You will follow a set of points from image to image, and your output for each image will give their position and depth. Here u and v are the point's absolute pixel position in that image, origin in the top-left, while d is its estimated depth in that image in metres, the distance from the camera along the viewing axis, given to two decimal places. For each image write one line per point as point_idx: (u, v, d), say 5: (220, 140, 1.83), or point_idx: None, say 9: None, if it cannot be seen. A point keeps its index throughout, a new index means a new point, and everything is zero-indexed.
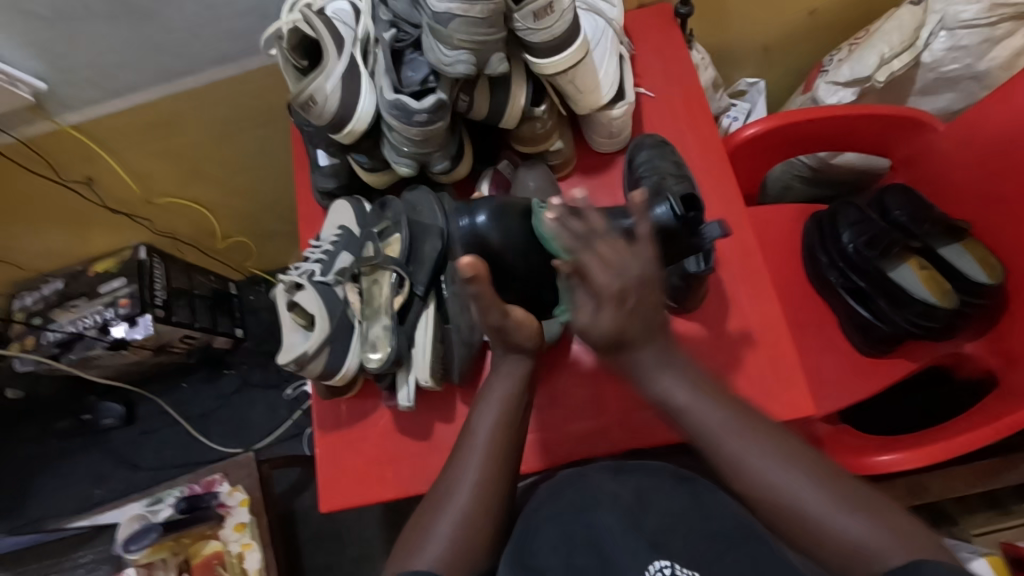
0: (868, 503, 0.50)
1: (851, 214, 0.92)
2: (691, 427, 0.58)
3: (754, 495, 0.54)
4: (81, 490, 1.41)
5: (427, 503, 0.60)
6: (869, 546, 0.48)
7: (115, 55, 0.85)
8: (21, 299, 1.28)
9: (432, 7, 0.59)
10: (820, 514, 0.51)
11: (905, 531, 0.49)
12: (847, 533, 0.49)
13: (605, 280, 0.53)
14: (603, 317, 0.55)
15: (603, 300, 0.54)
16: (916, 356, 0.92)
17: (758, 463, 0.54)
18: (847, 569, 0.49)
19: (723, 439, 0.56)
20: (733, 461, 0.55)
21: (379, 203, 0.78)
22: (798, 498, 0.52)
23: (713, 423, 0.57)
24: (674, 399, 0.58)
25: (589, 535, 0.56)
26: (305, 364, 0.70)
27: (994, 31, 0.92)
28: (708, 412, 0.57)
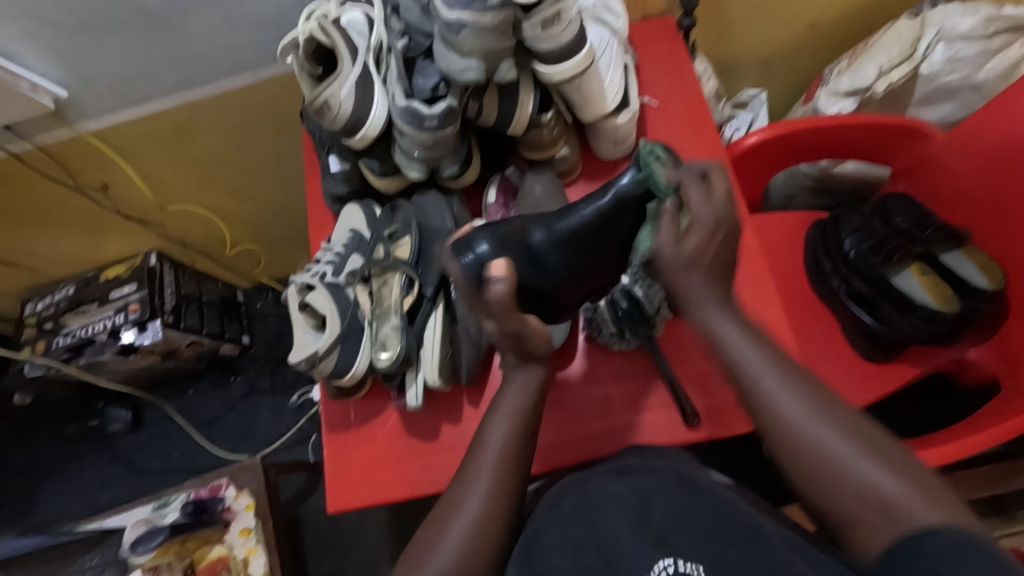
0: (901, 460, 0.48)
1: (854, 220, 0.94)
2: (728, 360, 0.56)
3: (780, 436, 0.52)
4: (86, 496, 1.42)
5: (439, 508, 0.60)
6: (891, 497, 0.46)
7: (135, 64, 0.88)
8: (34, 304, 1.30)
9: (444, 16, 0.61)
10: (851, 461, 0.49)
11: (936, 493, 0.46)
12: (872, 483, 0.47)
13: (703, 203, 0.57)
14: (686, 241, 0.58)
15: (696, 226, 0.57)
16: (923, 363, 0.92)
17: (792, 408, 0.52)
18: (867, 518, 0.47)
19: (759, 373, 0.54)
20: (764, 398, 0.54)
21: (391, 208, 0.81)
22: (823, 443, 0.50)
23: (756, 362, 0.55)
24: (720, 332, 0.57)
25: (594, 536, 0.56)
26: (317, 363, 0.72)
27: (991, 43, 0.95)
28: (750, 350, 0.56)
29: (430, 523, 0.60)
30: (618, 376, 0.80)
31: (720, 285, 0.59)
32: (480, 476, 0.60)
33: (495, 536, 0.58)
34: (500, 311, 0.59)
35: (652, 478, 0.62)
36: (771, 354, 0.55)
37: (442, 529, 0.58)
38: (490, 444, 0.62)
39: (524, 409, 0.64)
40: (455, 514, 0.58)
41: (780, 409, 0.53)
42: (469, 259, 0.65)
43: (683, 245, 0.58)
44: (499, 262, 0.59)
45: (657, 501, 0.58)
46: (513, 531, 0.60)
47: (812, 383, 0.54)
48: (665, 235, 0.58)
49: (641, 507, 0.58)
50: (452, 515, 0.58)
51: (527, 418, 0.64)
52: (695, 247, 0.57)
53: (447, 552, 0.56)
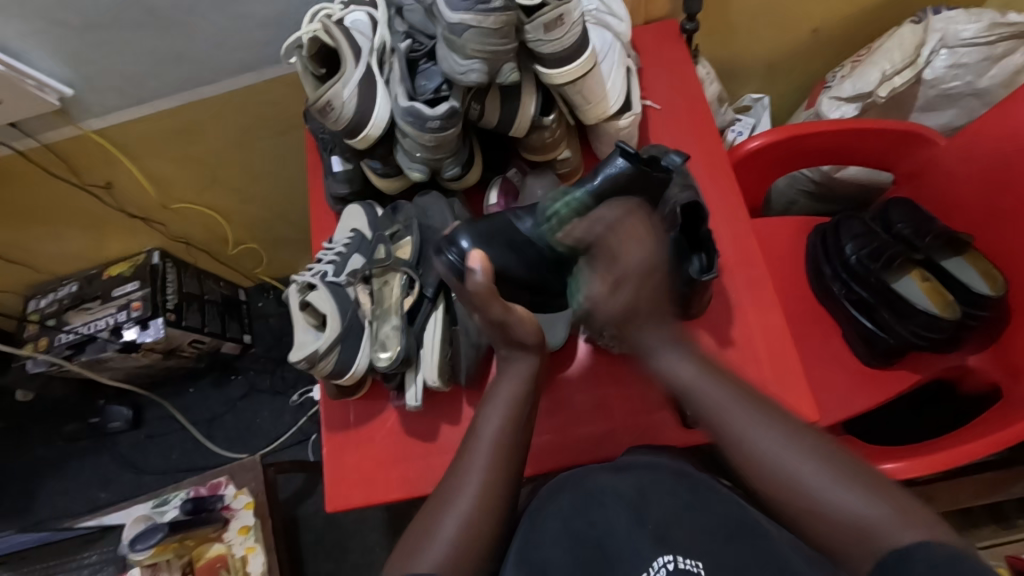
0: (872, 482, 0.50)
1: (854, 227, 0.94)
2: (698, 402, 0.59)
3: (757, 475, 0.54)
4: (86, 493, 1.42)
5: (434, 500, 0.61)
6: (874, 522, 0.48)
7: (140, 64, 0.89)
8: (37, 301, 1.30)
9: (447, 18, 0.61)
10: (825, 490, 0.51)
11: (911, 512, 0.48)
12: (847, 508, 0.50)
13: (630, 255, 0.60)
14: (618, 295, 0.61)
15: (624, 279, 0.61)
16: (920, 369, 0.93)
17: (766, 443, 0.55)
18: (847, 543, 0.49)
19: (728, 415, 0.57)
20: (736, 437, 0.56)
21: (392, 208, 0.81)
22: (800, 471, 0.53)
23: (723, 407, 0.58)
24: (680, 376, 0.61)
25: (593, 534, 0.56)
26: (317, 363, 0.71)
27: (993, 50, 0.96)
28: (712, 389, 0.59)
29: (422, 514, 0.60)
30: (616, 378, 0.80)
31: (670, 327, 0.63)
32: (473, 470, 0.60)
33: (491, 532, 0.58)
34: (478, 298, 0.62)
35: (650, 474, 0.62)
36: (735, 395, 0.58)
37: (438, 521, 0.58)
38: (484, 440, 0.63)
39: (519, 401, 0.65)
40: (449, 508, 0.59)
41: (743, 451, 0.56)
42: (451, 258, 0.69)
43: (619, 296, 0.61)
44: (477, 253, 0.63)
45: (655, 497, 0.58)
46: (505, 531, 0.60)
47: (783, 415, 0.57)
48: (599, 290, 0.62)
49: (638, 506, 0.57)
50: (445, 511, 0.59)
51: (521, 411, 0.65)
52: (629, 296, 0.61)
53: (442, 543, 0.56)
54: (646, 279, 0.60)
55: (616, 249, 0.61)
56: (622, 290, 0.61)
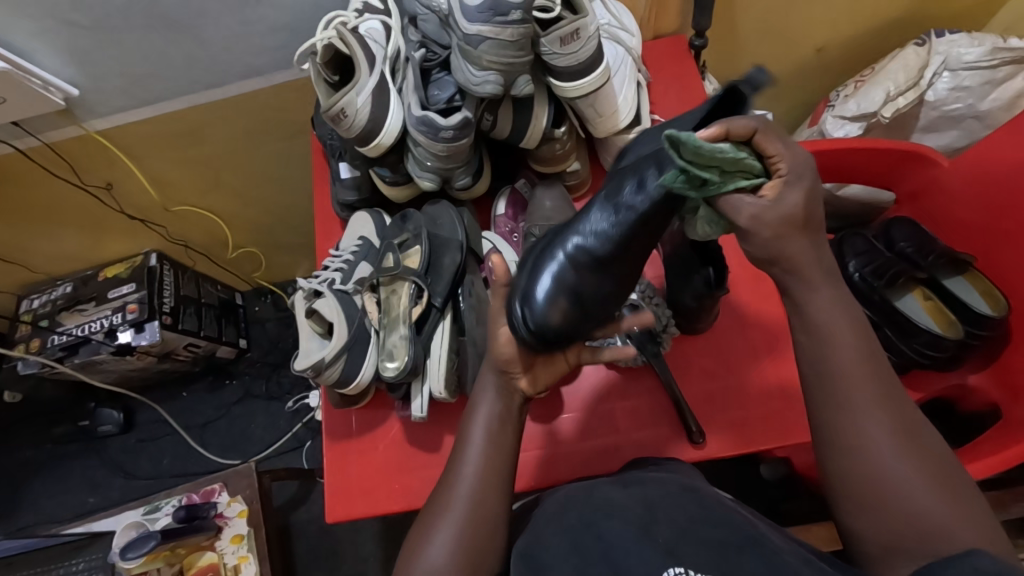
0: (959, 492, 0.49)
1: (858, 244, 0.94)
2: (819, 362, 0.53)
3: (848, 444, 0.52)
4: (74, 498, 1.40)
5: (431, 507, 0.59)
6: (948, 528, 0.48)
7: (148, 66, 0.88)
8: (31, 301, 1.28)
9: (464, 29, 0.61)
10: (911, 488, 0.49)
11: (987, 529, 0.48)
12: (929, 511, 0.48)
13: (795, 157, 0.51)
14: (781, 199, 0.50)
15: (788, 184, 0.50)
16: (924, 388, 0.93)
17: (870, 419, 0.51)
18: (913, 539, 0.48)
19: (851, 385, 0.52)
20: (846, 400, 0.52)
21: (400, 216, 0.81)
22: (890, 456, 0.50)
23: (847, 374, 0.52)
24: (815, 320, 0.53)
25: (600, 547, 0.53)
26: (322, 371, 0.70)
27: (995, 74, 0.97)
28: (843, 354, 0.53)
29: (420, 524, 0.59)
30: (620, 392, 0.80)
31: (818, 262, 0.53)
32: (469, 477, 0.58)
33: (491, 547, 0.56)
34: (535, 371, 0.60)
35: (658, 488, 0.59)
36: (866, 360, 0.53)
37: (428, 535, 0.57)
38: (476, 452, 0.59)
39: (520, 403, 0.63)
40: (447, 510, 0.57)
41: (852, 421, 0.52)
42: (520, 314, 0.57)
43: (786, 205, 0.50)
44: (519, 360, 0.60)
45: (663, 511, 0.56)
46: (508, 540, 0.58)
47: (895, 399, 0.53)
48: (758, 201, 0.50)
49: (646, 520, 0.54)
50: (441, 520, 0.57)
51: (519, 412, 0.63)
52: (797, 208, 0.51)
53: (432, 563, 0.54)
54: (813, 189, 0.51)
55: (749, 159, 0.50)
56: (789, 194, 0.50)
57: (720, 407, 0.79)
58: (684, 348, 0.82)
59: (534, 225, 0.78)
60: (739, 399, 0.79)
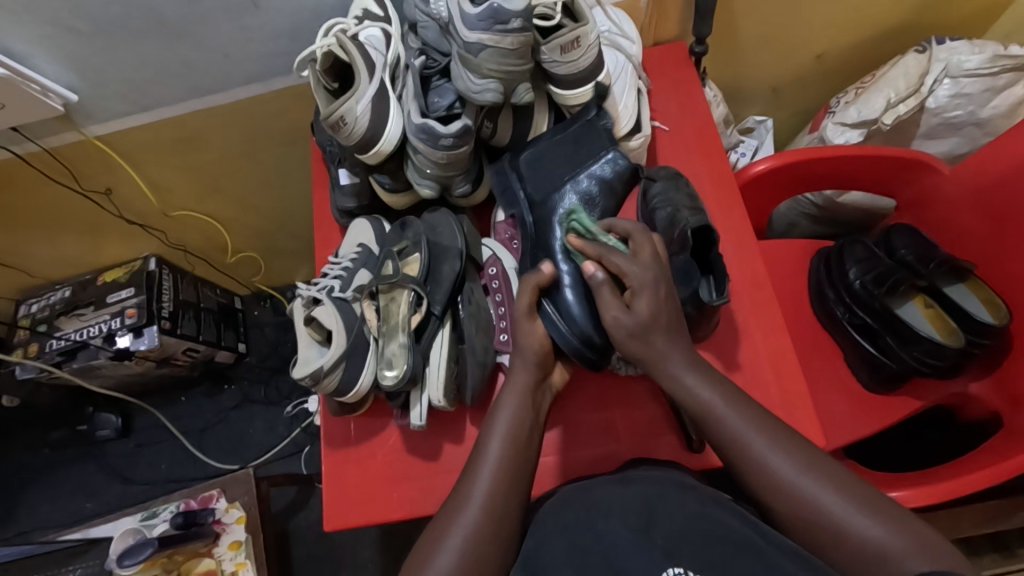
0: (891, 511, 0.52)
1: (858, 251, 0.94)
2: (717, 430, 0.59)
3: (774, 498, 0.55)
4: (71, 503, 1.39)
5: (439, 519, 0.58)
6: (888, 546, 0.49)
7: (147, 72, 0.88)
8: (29, 305, 1.28)
9: (464, 37, 0.61)
10: (844, 517, 0.52)
11: (930, 542, 0.49)
12: (867, 536, 0.50)
13: (631, 270, 0.63)
14: (636, 308, 0.62)
15: (639, 288, 0.62)
16: (923, 396, 0.93)
17: (784, 470, 0.55)
18: (865, 570, 0.50)
19: (751, 439, 0.58)
20: (755, 459, 0.57)
21: (400, 224, 0.81)
22: (818, 500, 0.53)
23: (743, 429, 0.58)
24: (699, 397, 0.61)
25: (598, 547, 0.53)
26: (320, 379, 0.70)
27: (996, 81, 0.97)
28: (733, 415, 0.59)
29: (430, 532, 0.57)
30: (621, 400, 0.80)
31: (676, 337, 0.64)
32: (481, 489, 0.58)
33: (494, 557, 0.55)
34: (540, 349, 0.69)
35: (654, 484, 0.59)
36: (757, 418, 0.59)
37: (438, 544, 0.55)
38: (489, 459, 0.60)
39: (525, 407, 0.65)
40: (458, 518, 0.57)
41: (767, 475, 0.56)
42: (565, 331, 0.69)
43: (637, 310, 0.62)
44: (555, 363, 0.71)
45: (661, 509, 0.55)
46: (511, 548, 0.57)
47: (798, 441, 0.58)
48: (614, 307, 0.63)
49: (644, 519, 0.54)
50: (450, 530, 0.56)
51: (528, 418, 0.64)
52: (648, 311, 0.62)
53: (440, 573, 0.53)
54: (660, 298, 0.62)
55: (616, 268, 0.64)
56: (641, 298, 0.62)
57: None
58: None
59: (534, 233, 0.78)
60: None
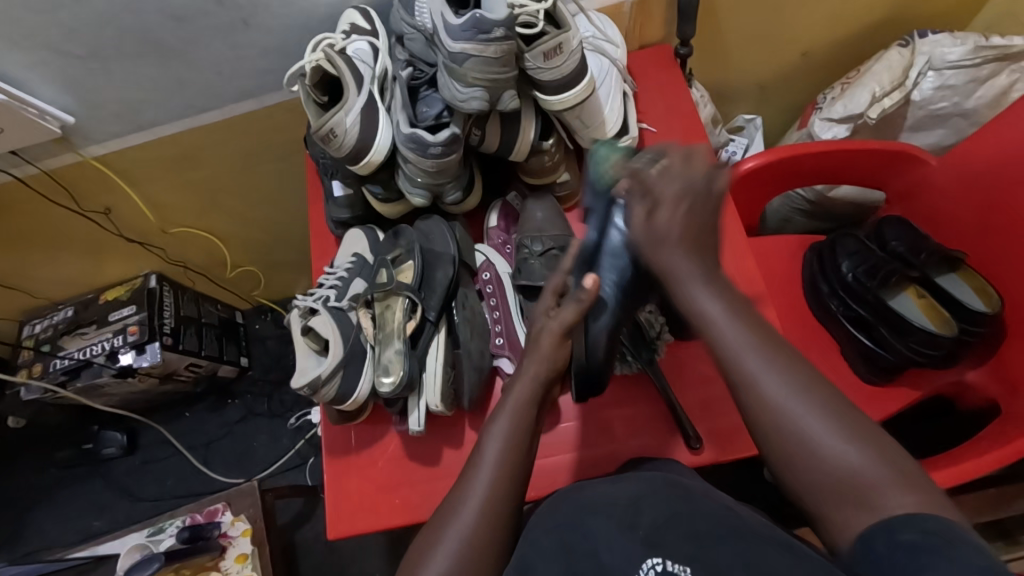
0: (883, 447, 0.47)
1: (850, 244, 0.95)
2: (712, 339, 0.54)
3: (761, 410, 0.51)
4: (79, 521, 1.40)
5: (429, 527, 0.58)
6: (869, 479, 0.46)
7: (142, 92, 0.90)
8: (32, 326, 1.29)
9: (448, 48, 0.62)
10: (830, 444, 0.48)
11: (915, 480, 0.45)
12: (846, 462, 0.47)
13: (661, 181, 0.58)
14: (657, 221, 0.57)
15: (661, 201, 0.57)
16: (920, 386, 0.94)
17: (779, 392, 0.51)
18: (837, 490, 0.47)
19: (744, 357, 0.52)
20: (749, 376, 0.52)
21: (393, 232, 0.82)
22: (806, 426, 0.49)
23: (741, 343, 0.53)
24: (703, 308, 0.55)
25: (586, 544, 0.52)
26: (319, 389, 0.71)
27: (979, 72, 0.98)
28: (733, 329, 0.53)
29: (422, 538, 0.57)
30: (618, 400, 0.81)
31: (704, 257, 0.57)
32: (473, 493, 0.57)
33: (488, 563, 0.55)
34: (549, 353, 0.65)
35: (642, 481, 0.59)
36: (756, 336, 0.53)
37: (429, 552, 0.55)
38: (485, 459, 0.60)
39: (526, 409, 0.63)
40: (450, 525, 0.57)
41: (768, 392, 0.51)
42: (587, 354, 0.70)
43: (658, 214, 0.57)
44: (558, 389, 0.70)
45: (647, 501, 0.55)
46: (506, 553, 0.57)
47: (800, 362, 0.52)
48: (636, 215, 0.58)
49: (631, 514, 0.54)
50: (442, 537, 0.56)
51: (527, 425, 0.62)
52: (675, 226, 0.56)
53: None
54: (692, 202, 0.57)
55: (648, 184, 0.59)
56: (667, 213, 0.57)
57: (718, 411, 0.79)
58: (680, 351, 0.83)
59: (526, 237, 0.79)
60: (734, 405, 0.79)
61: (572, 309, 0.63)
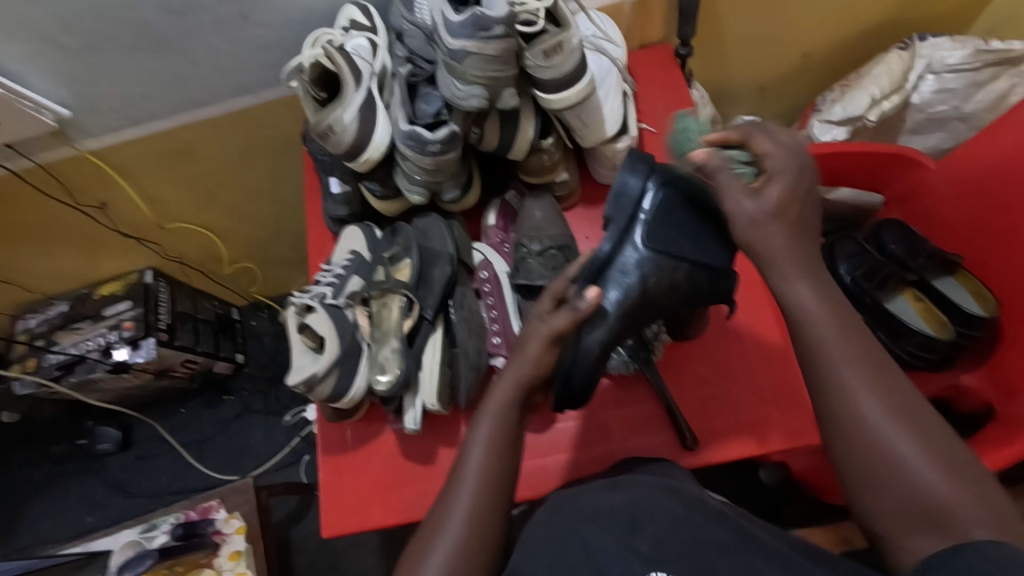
0: (972, 478, 0.44)
1: (849, 247, 0.93)
2: (808, 345, 0.50)
3: (846, 419, 0.48)
4: (72, 517, 1.39)
5: (420, 534, 0.56)
6: (952, 507, 0.43)
7: (139, 86, 0.89)
8: (26, 320, 1.29)
9: (448, 45, 0.62)
10: (913, 465, 0.45)
11: (1001, 514, 0.43)
12: (931, 489, 0.44)
13: (772, 155, 0.53)
14: (765, 194, 0.52)
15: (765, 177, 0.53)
16: (916, 387, 0.92)
17: (870, 404, 0.47)
18: (913, 516, 0.45)
19: (839, 363, 0.49)
20: (840, 383, 0.49)
21: (391, 230, 0.82)
22: (891, 441, 0.46)
23: (842, 354, 0.49)
24: (803, 309, 0.51)
25: (584, 552, 0.52)
26: (314, 386, 0.70)
27: (978, 75, 0.98)
28: (832, 338, 0.50)
29: (414, 545, 0.56)
30: (615, 401, 0.80)
31: (805, 250, 0.53)
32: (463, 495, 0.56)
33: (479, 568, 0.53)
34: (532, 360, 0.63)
35: (644, 490, 0.58)
36: (857, 345, 0.50)
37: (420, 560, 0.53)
38: (472, 462, 0.59)
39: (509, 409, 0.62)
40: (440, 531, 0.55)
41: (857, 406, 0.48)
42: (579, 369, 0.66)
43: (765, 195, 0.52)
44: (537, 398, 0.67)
45: (646, 511, 0.55)
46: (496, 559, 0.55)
47: (895, 379, 0.49)
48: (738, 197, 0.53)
49: (631, 523, 0.53)
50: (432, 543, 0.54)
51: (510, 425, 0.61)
52: (779, 204, 0.52)
53: None
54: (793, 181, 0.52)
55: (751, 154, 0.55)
56: (772, 187, 0.52)
57: (713, 413, 0.79)
58: (677, 352, 0.82)
59: (524, 236, 0.80)
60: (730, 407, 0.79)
61: (564, 317, 0.62)
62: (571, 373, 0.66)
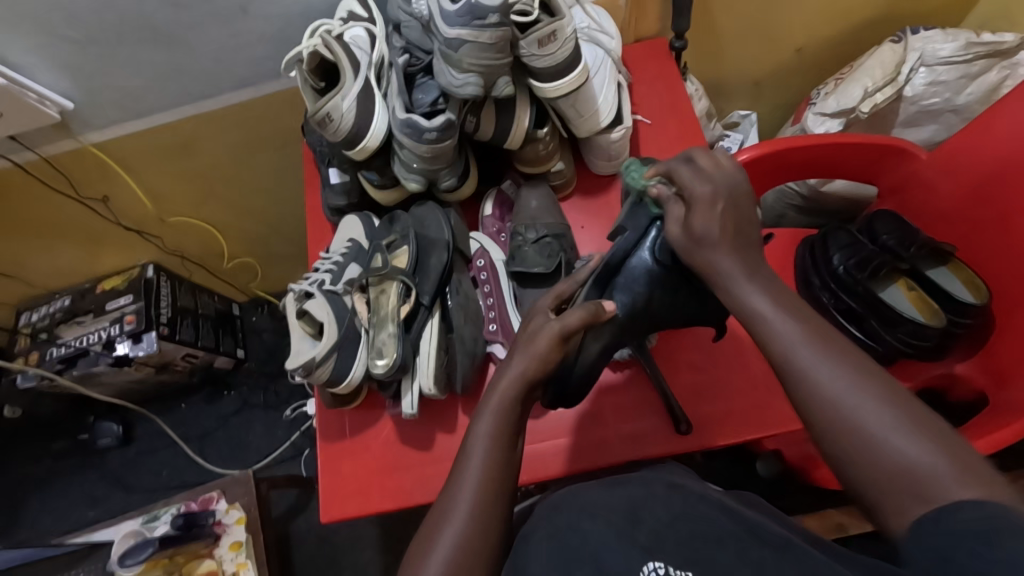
0: (944, 437, 0.41)
1: (842, 238, 0.96)
2: (764, 333, 0.50)
3: (807, 405, 0.46)
4: (74, 512, 1.40)
5: (426, 524, 0.55)
6: (927, 470, 0.40)
7: (141, 79, 0.90)
8: (29, 315, 1.30)
9: (444, 33, 0.63)
10: (880, 435, 0.42)
11: (978, 469, 0.39)
12: (901, 457, 0.41)
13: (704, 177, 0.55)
14: (695, 221, 0.55)
15: (694, 206, 0.55)
16: (910, 377, 0.95)
17: (827, 379, 0.46)
18: (893, 487, 0.41)
19: (795, 346, 0.48)
20: (798, 372, 0.47)
21: (389, 218, 0.83)
22: (858, 416, 0.43)
23: (793, 335, 0.48)
24: (751, 306, 0.52)
25: (585, 548, 0.52)
26: (313, 370, 0.71)
27: (970, 68, 1.00)
28: (785, 324, 0.49)
29: (420, 538, 0.54)
30: (612, 388, 0.82)
31: (748, 255, 0.54)
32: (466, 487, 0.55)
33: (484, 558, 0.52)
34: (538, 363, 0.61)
35: (642, 488, 0.59)
36: (809, 326, 0.49)
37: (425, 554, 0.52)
38: (473, 459, 0.57)
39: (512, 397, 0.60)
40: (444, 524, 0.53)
41: (810, 389, 0.46)
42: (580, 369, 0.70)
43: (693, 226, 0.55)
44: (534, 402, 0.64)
45: (646, 508, 0.56)
46: (500, 549, 0.54)
47: (853, 355, 0.47)
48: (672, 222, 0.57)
49: (630, 519, 0.54)
50: (438, 535, 0.53)
51: (511, 417, 0.59)
52: (715, 225, 0.53)
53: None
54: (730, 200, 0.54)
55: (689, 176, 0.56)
56: (706, 212, 0.54)
57: (707, 398, 0.80)
58: (673, 339, 0.84)
59: (520, 225, 0.81)
60: (725, 394, 0.80)
61: (579, 317, 0.63)
62: (572, 373, 0.70)
